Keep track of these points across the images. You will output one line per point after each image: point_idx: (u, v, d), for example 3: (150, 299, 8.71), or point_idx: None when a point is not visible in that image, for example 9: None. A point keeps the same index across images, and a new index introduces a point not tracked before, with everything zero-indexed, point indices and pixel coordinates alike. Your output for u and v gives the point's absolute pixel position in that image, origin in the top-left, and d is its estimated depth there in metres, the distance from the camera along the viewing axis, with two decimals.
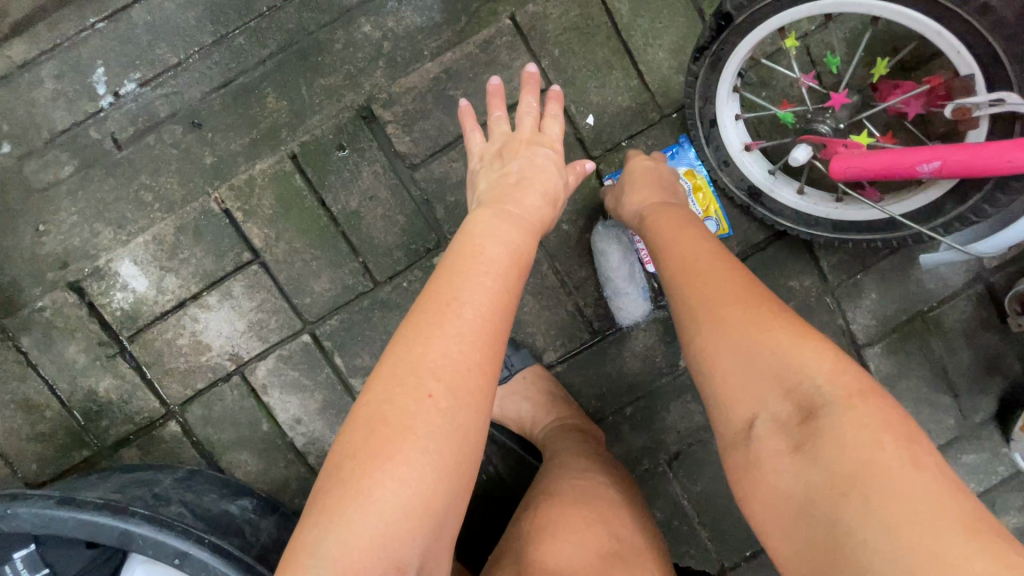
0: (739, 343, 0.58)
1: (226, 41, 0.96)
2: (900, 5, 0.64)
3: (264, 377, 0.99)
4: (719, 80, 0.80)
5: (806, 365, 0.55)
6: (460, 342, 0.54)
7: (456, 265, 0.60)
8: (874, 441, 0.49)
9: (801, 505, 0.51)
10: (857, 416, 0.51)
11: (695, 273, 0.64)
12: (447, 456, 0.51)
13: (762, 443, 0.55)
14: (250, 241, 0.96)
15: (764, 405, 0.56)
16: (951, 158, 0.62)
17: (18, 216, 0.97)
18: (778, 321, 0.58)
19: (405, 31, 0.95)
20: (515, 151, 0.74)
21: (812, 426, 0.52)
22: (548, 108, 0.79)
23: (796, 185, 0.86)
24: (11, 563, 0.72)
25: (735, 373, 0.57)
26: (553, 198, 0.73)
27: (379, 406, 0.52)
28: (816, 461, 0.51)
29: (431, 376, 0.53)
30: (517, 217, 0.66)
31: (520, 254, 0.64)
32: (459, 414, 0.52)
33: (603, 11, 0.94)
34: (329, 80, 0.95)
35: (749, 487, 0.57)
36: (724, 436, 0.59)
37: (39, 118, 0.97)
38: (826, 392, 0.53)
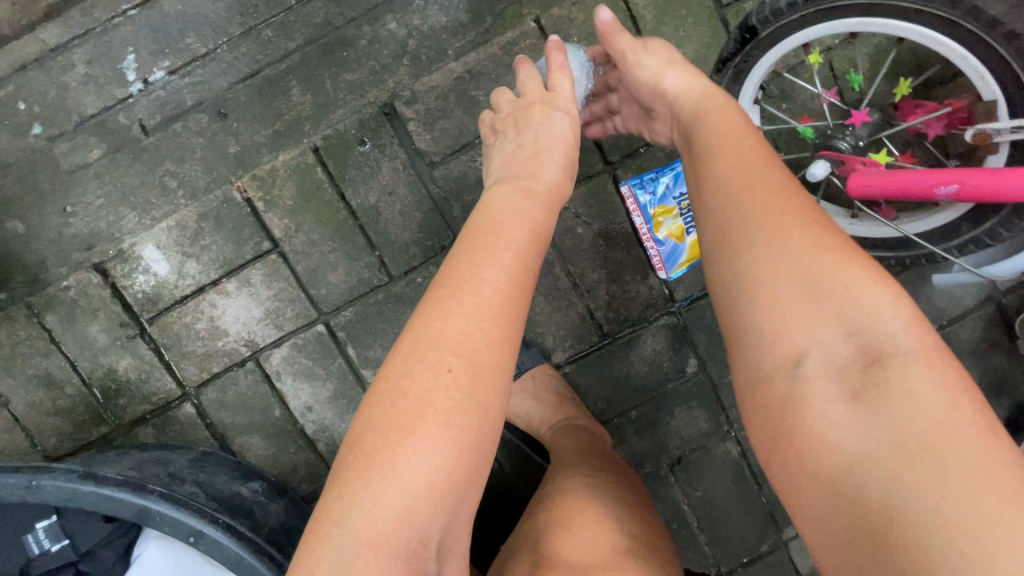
0: (799, 263, 0.50)
1: (254, 33, 0.97)
2: (926, 27, 0.63)
3: (278, 364, 1.01)
4: (741, 91, 0.80)
5: (875, 309, 0.48)
6: (478, 318, 0.56)
7: (478, 243, 0.62)
8: (955, 403, 0.44)
9: (854, 459, 0.45)
10: (934, 373, 0.46)
11: (756, 181, 0.55)
12: (466, 432, 0.53)
13: (813, 382, 0.49)
14: (270, 230, 0.98)
15: (818, 342, 0.49)
16: (969, 182, 0.62)
17: (47, 196, 0.99)
18: (846, 250, 0.51)
19: (430, 30, 0.96)
20: (529, 114, 0.75)
21: (878, 377, 0.47)
22: (553, 62, 0.78)
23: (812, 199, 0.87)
24: (34, 532, 0.74)
25: (787, 305, 0.50)
26: (569, 165, 0.74)
27: (398, 379, 0.54)
28: (882, 414, 0.45)
29: (451, 352, 0.54)
30: (533, 191, 0.69)
31: (538, 230, 0.66)
32: (476, 390, 0.54)
33: (628, 16, 0.95)
34: (354, 75, 0.97)
35: (787, 429, 0.50)
36: (763, 366, 0.51)
37: (69, 101, 1.00)
38: (899, 341, 0.47)
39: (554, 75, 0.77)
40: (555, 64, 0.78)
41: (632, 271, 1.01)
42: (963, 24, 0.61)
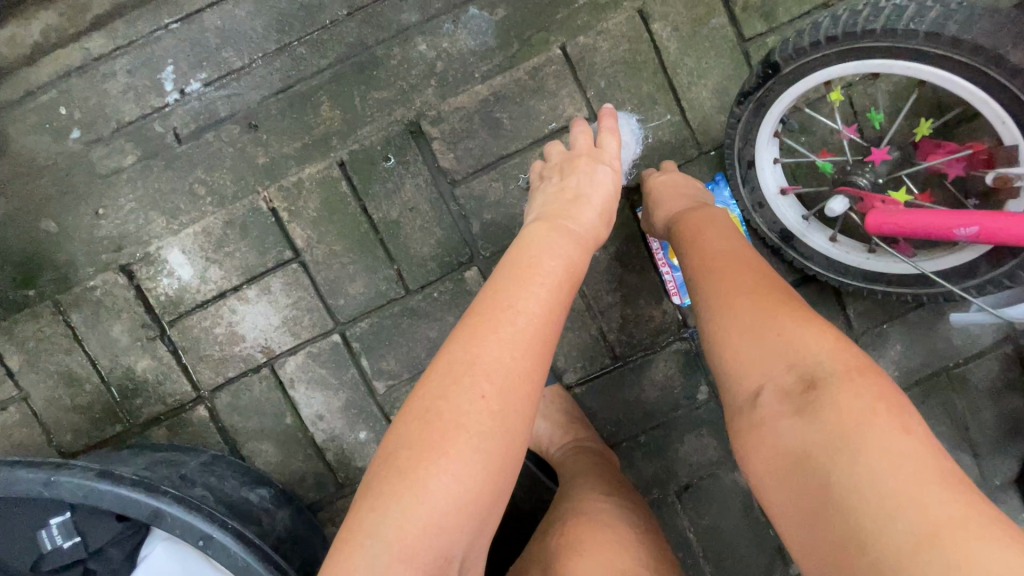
0: (748, 319, 0.63)
1: (288, 50, 1.01)
2: (948, 72, 0.64)
3: (293, 371, 1.02)
4: (761, 124, 0.82)
5: (807, 345, 0.59)
6: (513, 348, 0.58)
7: (516, 275, 0.64)
8: (870, 408, 0.53)
9: (798, 465, 0.55)
10: (855, 387, 0.55)
11: (717, 262, 0.70)
12: (495, 454, 0.54)
13: (765, 407, 0.59)
14: (293, 240, 1.00)
15: (769, 377, 0.59)
16: (989, 225, 0.63)
17: (80, 198, 1.03)
18: (789, 304, 0.63)
19: (459, 53, 0.99)
20: (575, 163, 0.79)
21: (813, 396, 0.56)
22: (604, 124, 0.83)
23: (829, 232, 0.87)
24: (48, 528, 0.75)
25: (746, 353, 0.62)
26: (608, 214, 0.76)
27: (433, 401, 0.55)
28: (817, 423, 0.54)
29: (485, 380, 0.56)
30: (572, 231, 0.70)
31: (574, 269, 0.67)
32: (507, 417, 0.55)
33: (652, 47, 0.97)
34: (382, 94, 1.00)
35: (751, 447, 0.60)
36: (732, 401, 0.63)
37: (108, 108, 1.04)
38: (827, 366, 0.57)
39: (603, 135, 0.82)
40: (606, 126, 0.83)
41: (646, 295, 1.02)
42: (985, 71, 0.62)
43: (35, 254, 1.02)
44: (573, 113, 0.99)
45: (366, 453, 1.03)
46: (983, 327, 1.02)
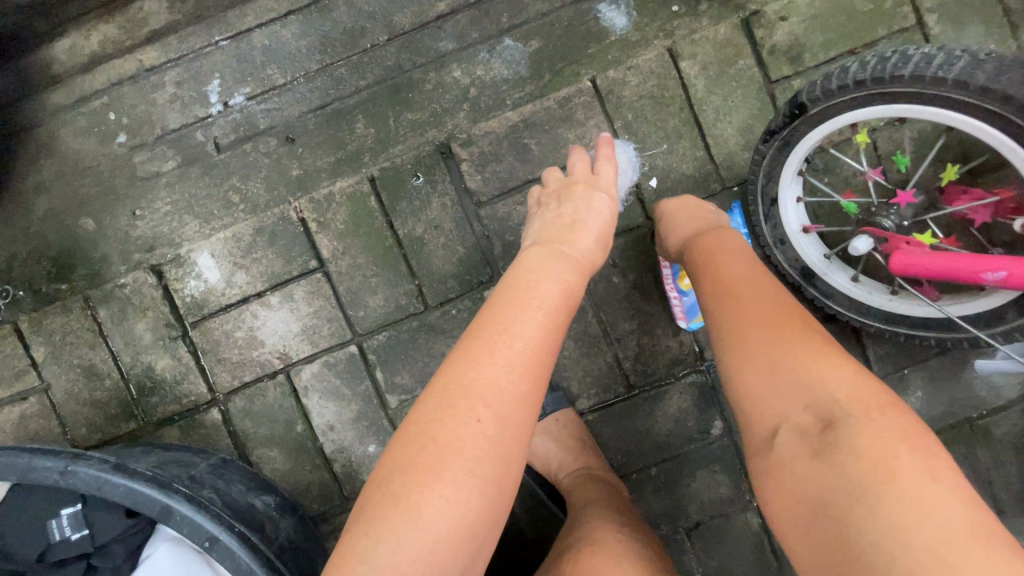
0: (761, 353, 0.62)
1: (329, 70, 1.06)
2: (974, 118, 0.65)
3: (307, 379, 1.03)
4: (785, 162, 0.83)
5: (823, 381, 0.58)
6: (509, 372, 0.59)
7: (513, 298, 0.64)
8: (890, 450, 0.52)
9: (816, 509, 0.54)
10: (874, 428, 0.54)
11: (729, 291, 0.69)
12: (489, 482, 0.55)
13: (781, 449, 0.58)
14: (319, 250, 1.02)
15: (786, 416, 0.59)
16: (1016, 270, 0.63)
17: (120, 199, 1.07)
18: (805, 336, 0.62)
19: (491, 80, 1.03)
20: (573, 192, 0.79)
21: (831, 436, 0.55)
22: (600, 153, 0.84)
23: (850, 273, 0.88)
24: (58, 518, 0.75)
25: (762, 389, 0.61)
26: (605, 238, 0.76)
27: (428, 423, 0.56)
28: (834, 467, 0.53)
29: (481, 403, 0.56)
30: (569, 256, 0.71)
31: (571, 293, 0.68)
32: (502, 443, 0.56)
33: (679, 84, 1.00)
34: (416, 115, 1.04)
35: (770, 490, 0.59)
36: (749, 440, 0.63)
37: (154, 116, 1.09)
38: (844, 406, 0.56)
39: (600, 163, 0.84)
40: (604, 154, 0.84)
41: (664, 325, 1.02)
42: (1013, 122, 0.63)
43: (72, 250, 1.05)
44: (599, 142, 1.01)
45: (372, 468, 1.03)
46: (1006, 379, 1.01)
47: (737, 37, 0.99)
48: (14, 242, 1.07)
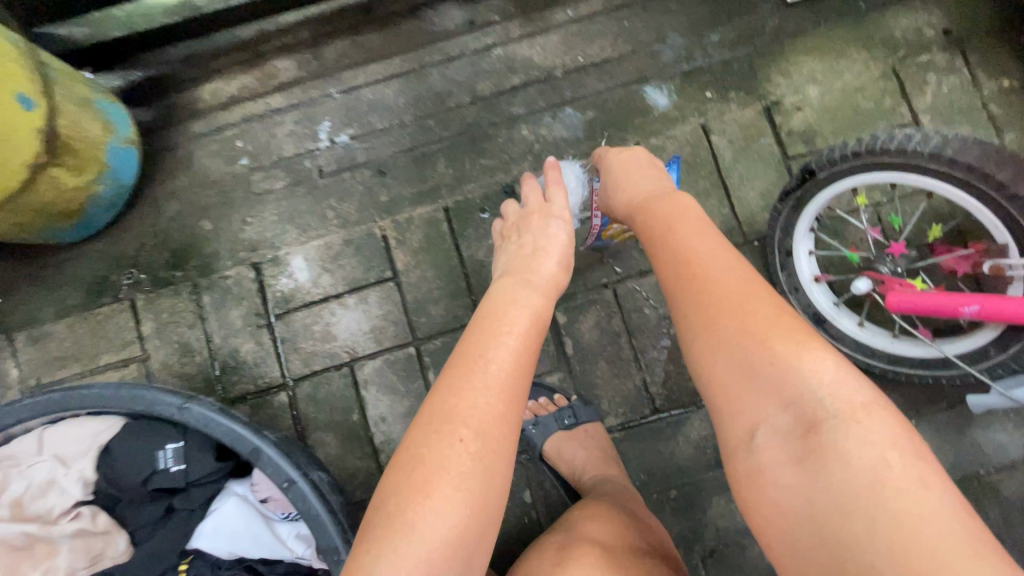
0: (733, 351, 0.65)
1: (420, 121, 1.30)
2: (952, 185, 0.81)
3: (368, 373, 1.17)
4: (799, 218, 1.00)
5: (805, 378, 0.62)
6: (487, 396, 0.68)
7: (489, 326, 0.75)
8: (882, 459, 0.56)
9: (794, 514, 0.59)
10: (861, 431, 0.58)
11: (696, 271, 0.71)
12: (474, 494, 0.64)
13: (764, 452, 0.62)
14: (394, 264, 1.20)
15: (765, 417, 0.63)
16: (987, 304, 0.75)
17: (235, 208, 1.28)
18: (776, 325, 0.65)
19: (553, 139, 1.25)
20: (532, 219, 0.93)
21: (815, 441, 0.59)
22: (550, 178, 0.91)
23: (857, 319, 1.01)
24: (165, 450, 0.89)
25: (742, 394, 0.64)
26: (565, 262, 0.85)
27: (418, 449, 0.66)
28: (821, 476, 0.58)
29: (461, 425, 0.67)
30: (533, 283, 0.81)
31: (539, 316, 0.78)
32: (483, 458, 0.65)
33: (710, 153, 1.19)
34: (488, 161, 1.25)
35: (750, 491, 0.63)
36: (725, 436, 0.66)
37: (274, 146, 1.33)
38: (830, 407, 0.60)
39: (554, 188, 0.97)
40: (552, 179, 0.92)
41: None
42: (983, 193, 0.79)
43: (190, 246, 1.26)
44: None
45: None
46: (1010, 439, 1.08)
47: (760, 120, 1.20)
48: (143, 235, 1.28)
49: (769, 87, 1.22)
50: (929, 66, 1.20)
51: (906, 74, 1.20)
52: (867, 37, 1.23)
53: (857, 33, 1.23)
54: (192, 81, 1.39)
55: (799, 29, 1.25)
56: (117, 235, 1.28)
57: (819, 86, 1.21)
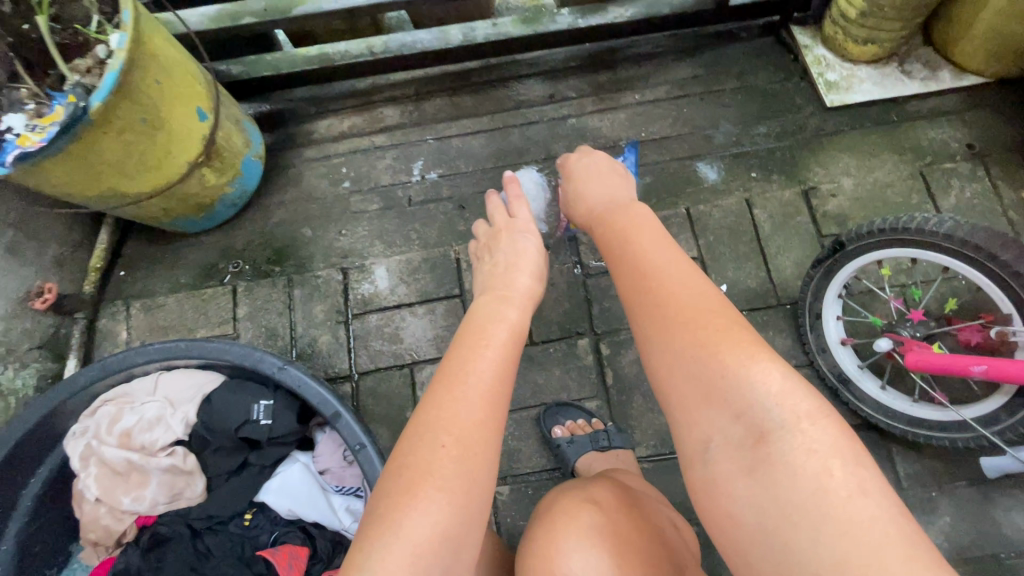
0: (688, 366, 0.70)
1: (501, 169, 1.52)
2: (967, 264, 0.93)
3: (426, 376, 1.30)
4: (829, 285, 1.13)
5: (752, 388, 0.65)
6: (468, 404, 0.72)
7: (470, 344, 0.80)
8: (825, 470, 0.59)
9: (746, 526, 0.62)
10: (803, 440, 0.61)
11: (650, 287, 0.79)
12: (457, 493, 0.66)
13: (718, 464, 0.66)
14: (462, 283, 1.37)
15: (718, 430, 0.66)
16: (995, 364, 0.85)
17: (333, 221, 1.50)
18: (727, 336, 0.69)
19: None
20: (501, 240, 1.09)
21: (763, 451, 0.63)
22: (512, 193, 1.16)
23: (878, 382, 1.11)
24: (258, 405, 1.03)
25: (699, 411, 0.68)
26: (539, 276, 1.01)
27: (405, 456, 0.68)
28: (770, 487, 0.61)
29: (444, 432, 0.68)
30: (511, 299, 0.92)
31: (516, 331, 0.86)
32: (465, 461, 0.68)
33: (752, 224, 1.35)
34: None
35: (708, 502, 0.67)
36: (685, 450, 0.70)
37: (373, 174, 1.56)
38: (777, 417, 0.63)
39: (516, 206, 1.15)
40: (513, 196, 1.17)
41: None
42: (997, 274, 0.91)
43: (290, 248, 1.46)
44: (686, 251, 1.34)
45: None
46: None
47: (798, 201, 1.37)
48: (252, 234, 1.49)
49: (807, 175, 1.40)
50: (953, 172, 1.36)
51: (932, 177, 1.36)
52: (897, 143, 1.41)
53: (888, 139, 1.42)
54: (314, 117, 1.68)
55: (836, 131, 1.45)
56: (231, 231, 1.49)
57: (852, 178, 1.38)
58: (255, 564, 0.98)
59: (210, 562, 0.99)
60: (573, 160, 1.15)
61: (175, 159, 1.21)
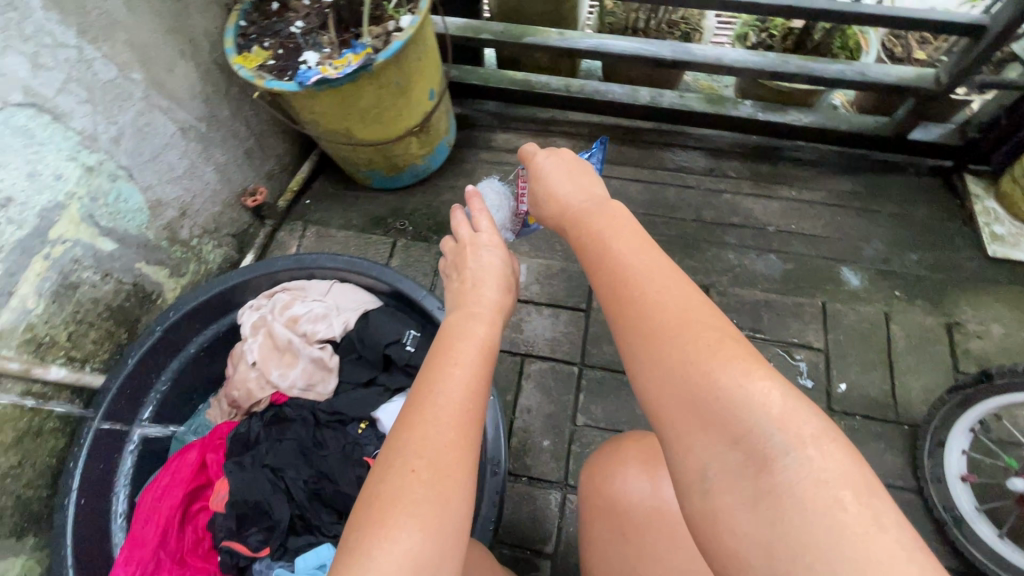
0: (679, 388, 0.56)
1: (651, 217, 1.65)
2: None
3: (534, 370, 1.39)
4: (961, 415, 1.12)
5: (753, 410, 0.52)
6: (439, 426, 0.63)
7: (438, 360, 0.72)
8: (836, 501, 0.48)
9: (754, 572, 0.49)
10: (813, 463, 0.50)
11: (631, 279, 0.65)
12: (429, 518, 0.58)
13: (718, 497, 0.53)
14: (590, 300, 1.47)
15: (712, 457, 0.54)
16: None
17: None
18: (722, 349, 0.56)
19: (752, 270, 1.51)
20: (465, 257, 0.95)
21: (766, 478, 0.51)
22: (476, 207, 1.02)
23: (994, 529, 1.09)
24: (408, 335, 1.16)
25: (694, 438, 0.55)
26: (506, 286, 0.91)
27: (375, 488, 0.60)
28: (775, 524, 0.49)
29: (415, 455, 0.61)
30: (477, 312, 0.82)
31: (488, 347, 0.76)
32: (436, 484, 0.60)
33: (886, 337, 1.37)
34: (693, 264, 1.53)
35: (707, 542, 0.55)
36: (677, 482, 0.57)
37: None
38: (779, 441, 0.51)
39: (477, 219, 1.01)
40: (478, 208, 1.02)
41: None
42: None
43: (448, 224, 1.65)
44: (813, 340, 1.38)
45: (539, 457, 1.30)
46: None
47: (940, 330, 1.37)
48: (420, 204, 1.70)
49: (954, 310, 1.40)
50: None
51: None
52: None
53: None
54: (497, 128, 1.91)
55: (993, 279, 1.45)
56: (404, 197, 1.71)
57: (1003, 327, 1.37)
58: (359, 467, 1.10)
59: (323, 452, 1.12)
60: (541, 155, 0.95)
61: (400, 122, 1.44)
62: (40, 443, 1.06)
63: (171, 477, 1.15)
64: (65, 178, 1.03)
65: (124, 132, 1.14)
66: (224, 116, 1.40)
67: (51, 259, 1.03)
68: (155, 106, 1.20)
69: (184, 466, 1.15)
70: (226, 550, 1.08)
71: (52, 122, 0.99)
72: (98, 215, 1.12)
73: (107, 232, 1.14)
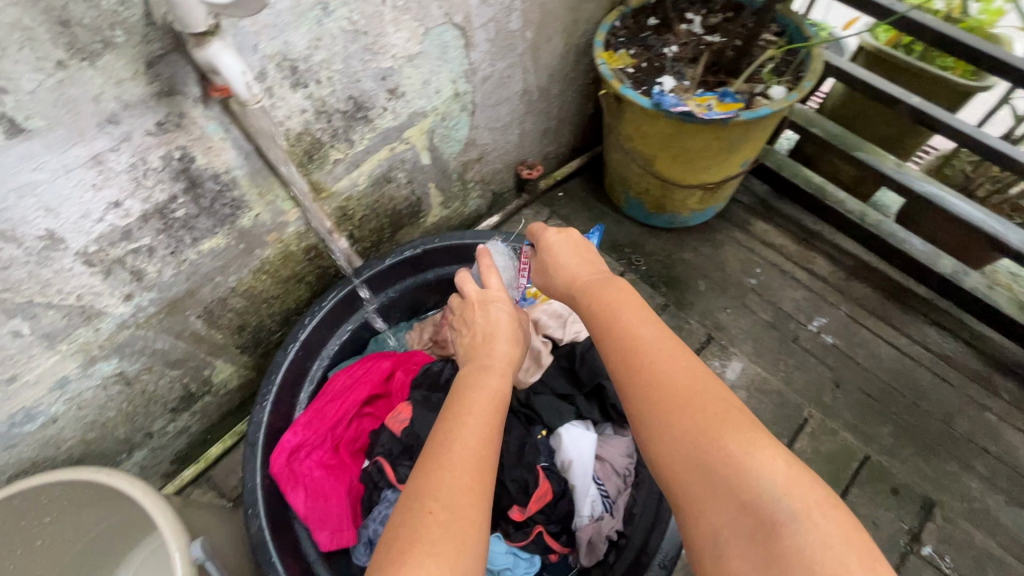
0: (682, 452, 0.57)
1: (894, 388, 1.45)
2: None
3: None
4: None
5: (754, 474, 0.53)
6: (453, 467, 0.60)
7: (453, 412, 0.69)
8: (843, 567, 0.46)
9: None
10: (822, 530, 0.48)
11: (643, 350, 0.66)
12: (445, 550, 0.52)
13: (730, 563, 0.51)
14: (793, 441, 1.35)
15: (720, 526, 0.53)
16: None
17: (724, 296, 1.59)
18: (724, 417, 0.57)
19: (991, 515, 1.28)
20: (473, 313, 0.93)
21: (774, 542, 0.49)
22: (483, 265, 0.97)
23: None
24: None
25: (704, 507, 0.54)
26: (513, 340, 0.88)
27: (391, 538, 0.55)
28: None
29: (430, 496, 0.57)
30: (487, 367, 0.81)
31: (499, 398, 0.74)
32: (456, 518, 0.55)
33: None
34: (923, 466, 1.33)
35: None
36: (695, 555, 0.55)
37: (780, 292, 1.61)
38: (783, 507, 0.50)
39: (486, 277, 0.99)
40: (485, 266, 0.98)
41: None
42: None
43: (678, 283, 1.60)
44: None
45: None
46: None
47: None
48: (659, 250, 1.67)
49: None
50: None
51: None
52: None
53: None
54: (760, 212, 1.80)
55: None
56: (647, 235, 1.69)
57: None
58: (530, 473, 1.05)
59: (504, 437, 1.10)
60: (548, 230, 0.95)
61: (701, 173, 1.40)
62: (296, 288, 1.18)
63: (363, 371, 1.23)
64: (439, 94, 1.13)
65: (493, 76, 1.22)
66: (553, 93, 1.46)
67: (393, 152, 1.14)
68: (522, 65, 1.27)
69: (376, 369, 1.23)
70: (376, 465, 1.10)
71: (462, 46, 1.08)
72: (437, 133, 1.20)
73: (433, 148, 1.23)
